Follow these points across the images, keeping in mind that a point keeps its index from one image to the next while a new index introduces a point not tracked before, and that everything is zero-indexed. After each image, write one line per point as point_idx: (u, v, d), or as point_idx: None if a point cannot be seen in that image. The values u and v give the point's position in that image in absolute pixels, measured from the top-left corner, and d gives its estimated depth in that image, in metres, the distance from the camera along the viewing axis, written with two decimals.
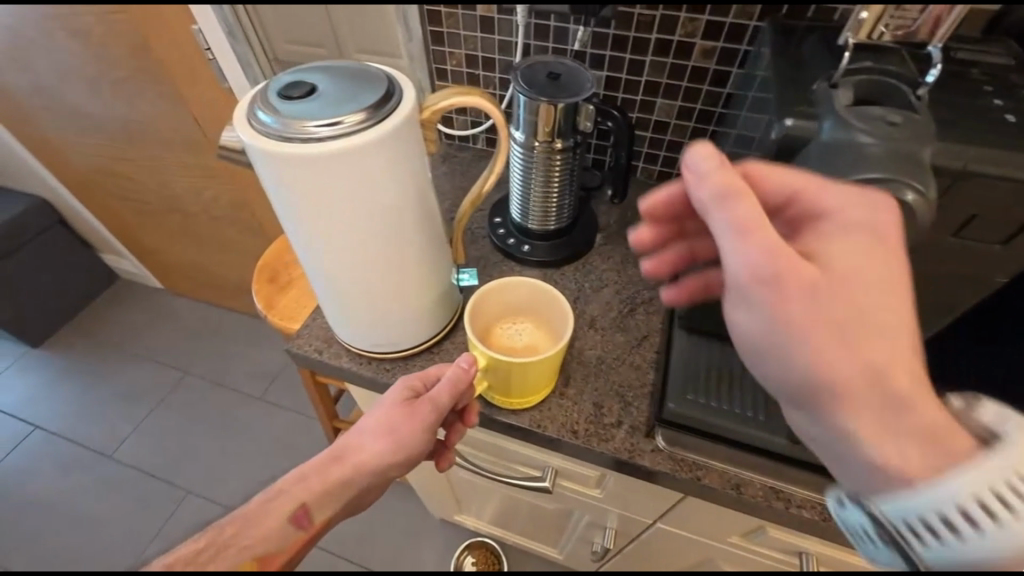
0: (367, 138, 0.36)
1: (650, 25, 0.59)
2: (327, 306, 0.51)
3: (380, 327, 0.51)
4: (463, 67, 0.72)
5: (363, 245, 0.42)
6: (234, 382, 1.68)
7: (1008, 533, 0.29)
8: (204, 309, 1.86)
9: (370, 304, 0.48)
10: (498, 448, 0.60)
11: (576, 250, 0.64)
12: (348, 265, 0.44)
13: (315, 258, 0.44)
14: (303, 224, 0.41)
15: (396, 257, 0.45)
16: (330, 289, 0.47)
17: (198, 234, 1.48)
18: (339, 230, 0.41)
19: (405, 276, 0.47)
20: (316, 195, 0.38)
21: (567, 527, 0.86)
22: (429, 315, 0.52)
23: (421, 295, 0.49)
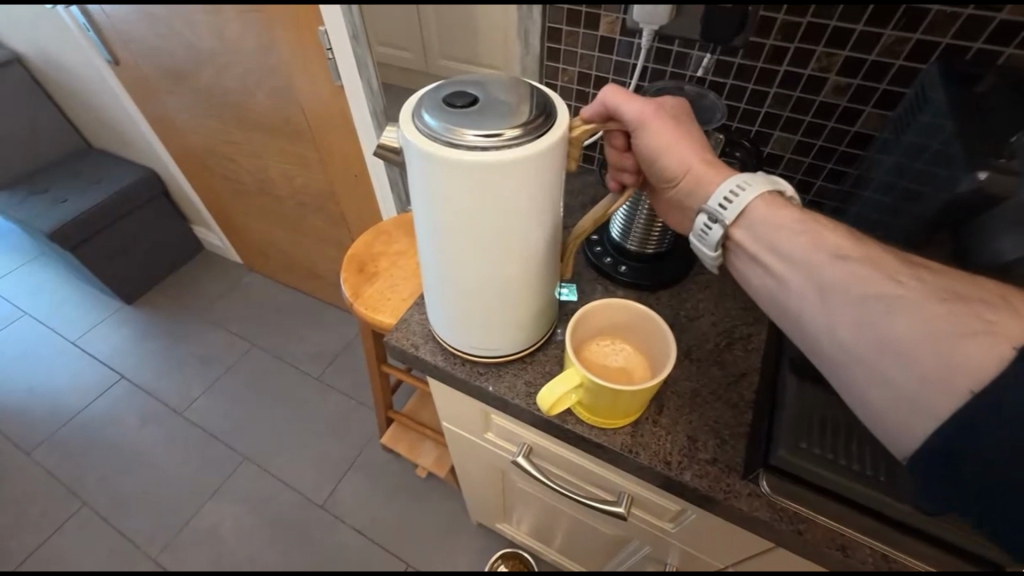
0: (522, 154, 0.37)
1: (781, 57, 0.59)
2: (432, 302, 0.53)
3: (479, 331, 0.52)
4: (574, 84, 0.74)
5: (487, 253, 0.43)
6: (295, 358, 1.76)
7: (751, 193, 0.43)
8: (275, 287, 1.97)
9: (477, 308, 0.49)
10: (576, 465, 0.59)
11: (673, 277, 0.63)
12: (467, 269, 0.45)
13: (436, 258, 0.46)
14: (436, 225, 0.43)
15: (514, 268, 0.46)
16: (442, 288, 0.49)
17: (283, 218, 1.57)
18: (469, 236, 0.42)
19: (518, 288, 0.47)
20: (459, 201, 0.39)
21: (616, 556, 0.84)
22: (530, 327, 0.53)
23: (525, 308, 0.50)
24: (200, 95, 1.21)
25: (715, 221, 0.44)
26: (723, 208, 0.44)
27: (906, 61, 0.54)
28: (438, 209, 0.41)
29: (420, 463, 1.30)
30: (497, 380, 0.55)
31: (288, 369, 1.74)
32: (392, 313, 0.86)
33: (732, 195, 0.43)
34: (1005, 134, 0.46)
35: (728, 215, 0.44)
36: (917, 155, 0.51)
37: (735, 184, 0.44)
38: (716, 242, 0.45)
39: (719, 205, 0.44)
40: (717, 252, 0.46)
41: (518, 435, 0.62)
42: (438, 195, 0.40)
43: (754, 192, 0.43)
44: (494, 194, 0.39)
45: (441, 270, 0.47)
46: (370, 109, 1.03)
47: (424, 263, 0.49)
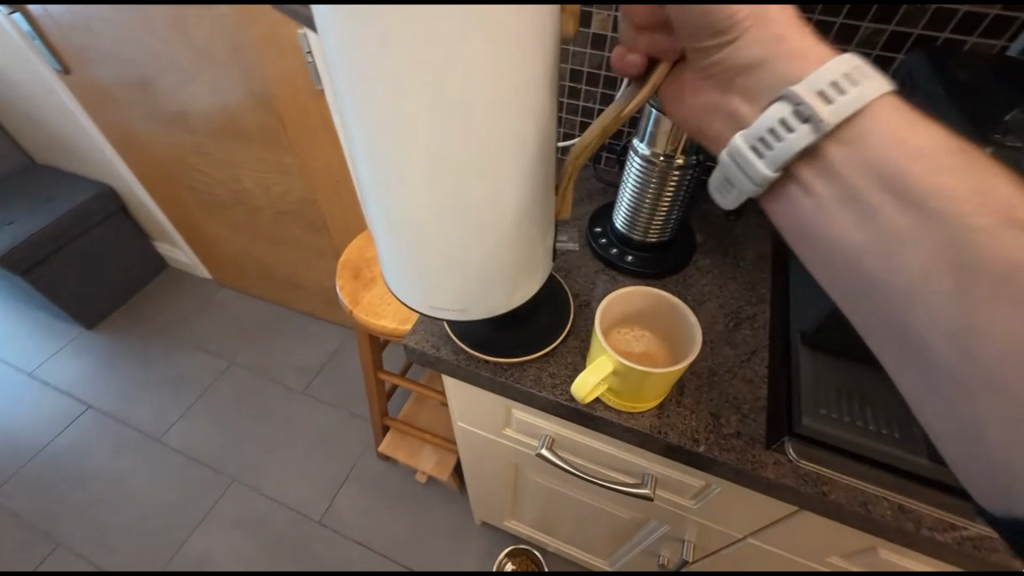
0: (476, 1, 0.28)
1: None
2: (377, 233, 0.44)
3: (437, 267, 0.43)
4: (565, 81, 0.76)
5: (435, 155, 0.34)
6: (277, 373, 1.71)
7: (860, 90, 0.34)
8: (250, 302, 1.90)
9: (431, 235, 0.40)
10: (600, 452, 0.61)
11: (677, 263, 0.66)
12: (411, 180, 0.36)
13: (372, 169, 0.37)
14: (364, 117, 0.33)
15: (476, 181, 0.36)
16: (387, 212, 0.40)
17: (258, 229, 1.52)
18: (409, 129, 0.33)
19: (481, 209, 0.38)
20: (391, 76, 0.30)
21: (629, 541, 0.86)
22: (502, 265, 0.44)
23: (496, 239, 0.41)
24: (164, 103, 1.16)
25: (798, 127, 0.35)
26: (821, 106, 0.34)
27: None
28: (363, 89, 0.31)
29: (420, 467, 1.28)
30: (521, 376, 0.56)
31: (271, 384, 1.68)
32: (393, 318, 0.85)
33: (836, 89, 0.34)
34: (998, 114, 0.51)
35: (823, 119, 0.35)
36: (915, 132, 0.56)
37: (843, 72, 0.34)
38: (781, 156, 0.37)
39: (816, 105, 0.34)
40: (772, 168, 0.38)
41: (541, 428, 0.63)
42: (361, 67, 0.30)
43: (863, 88, 0.34)
44: (437, 61, 0.29)
45: (381, 185, 0.38)
46: None
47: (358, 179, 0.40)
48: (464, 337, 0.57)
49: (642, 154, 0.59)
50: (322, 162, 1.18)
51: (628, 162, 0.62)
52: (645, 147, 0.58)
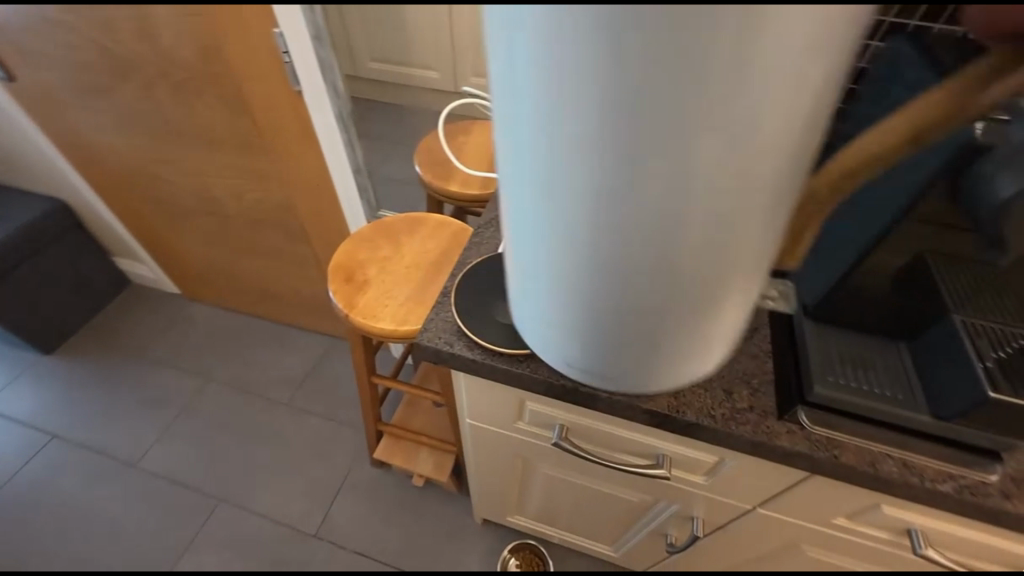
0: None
1: None
2: (519, 253, 0.40)
3: (589, 305, 0.37)
4: None
5: (617, 182, 0.28)
6: (259, 387, 1.65)
7: None
8: (223, 315, 1.83)
9: (590, 268, 0.34)
10: (614, 437, 0.62)
11: None
12: (580, 207, 0.31)
13: (531, 187, 0.32)
14: (536, 129, 0.28)
15: (662, 221, 0.29)
16: (541, 236, 0.35)
17: (230, 238, 1.46)
18: (587, 147, 0.27)
19: (659, 252, 0.31)
20: (583, 83, 0.25)
21: (638, 522, 0.88)
22: (671, 318, 0.37)
23: (671, 290, 0.34)
24: (125, 111, 1.10)
25: None
26: None
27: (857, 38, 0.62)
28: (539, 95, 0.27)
29: (418, 472, 1.27)
30: (538, 366, 0.56)
31: (253, 399, 1.62)
32: (391, 320, 0.84)
33: None
34: None
35: None
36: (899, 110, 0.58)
37: None
38: None
39: None
40: None
41: (554, 418, 0.64)
42: (545, 70, 0.25)
43: None
44: (654, 70, 0.23)
45: (537, 204, 0.33)
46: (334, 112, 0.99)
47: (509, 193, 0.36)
48: (478, 331, 0.57)
49: None
50: (299, 166, 1.13)
51: None
52: None
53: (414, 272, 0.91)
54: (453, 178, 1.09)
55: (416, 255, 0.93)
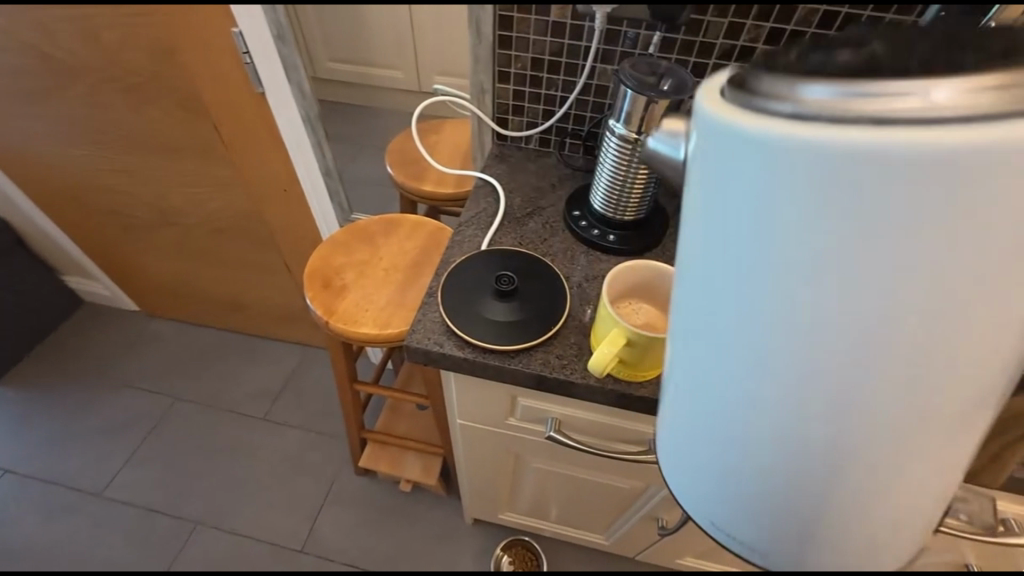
0: (968, 131, 0.25)
1: (718, 32, 0.63)
2: (702, 389, 0.38)
3: (807, 438, 0.34)
4: (527, 71, 0.76)
5: (864, 299, 0.28)
6: (233, 403, 1.58)
7: None
8: (188, 329, 1.74)
9: (820, 396, 0.32)
10: (606, 426, 0.63)
11: (655, 238, 0.69)
12: (813, 330, 0.30)
13: (742, 316, 0.32)
14: (768, 258, 0.29)
15: (909, 331, 0.29)
16: (751, 370, 0.34)
17: (193, 249, 1.39)
18: (837, 261, 0.28)
19: (903, 366, 0.30)
20: (839, 202, 0.26)
21: (630, 507, 0.90)
22: (901, 444, 0.34)
23: (908, 408, 0.32)
24: (70, 119, 1.03)
25: None
26: None
27: (817, 30, 0.60)
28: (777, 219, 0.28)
29: (406, 477, 1.25)
30: (529, 361, 0.56)
31: (227, 416, 1.55)
32: (374, 324, 0.82)
33: None
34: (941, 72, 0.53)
35: None
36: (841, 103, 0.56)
37: None
38: None
39: None
40: None
41: (547, 411, 0.64)
42: (791, 195, 0.27)
43: None
44: (869, 207, 0.26)
45: (750, 334, 0.32)
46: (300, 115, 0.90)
47: (700, 327, 0.36)
48: (468, 330, 0.57)
49: (618, 133, 0.61)
50: (265, 173, 1.09)
51: (604, 143, 0.64)
52: (620, 127, 0.61)
53: (394, 274, 0.89)
54: (427, 179, 1.09)
55: (394, 256, 0.92)
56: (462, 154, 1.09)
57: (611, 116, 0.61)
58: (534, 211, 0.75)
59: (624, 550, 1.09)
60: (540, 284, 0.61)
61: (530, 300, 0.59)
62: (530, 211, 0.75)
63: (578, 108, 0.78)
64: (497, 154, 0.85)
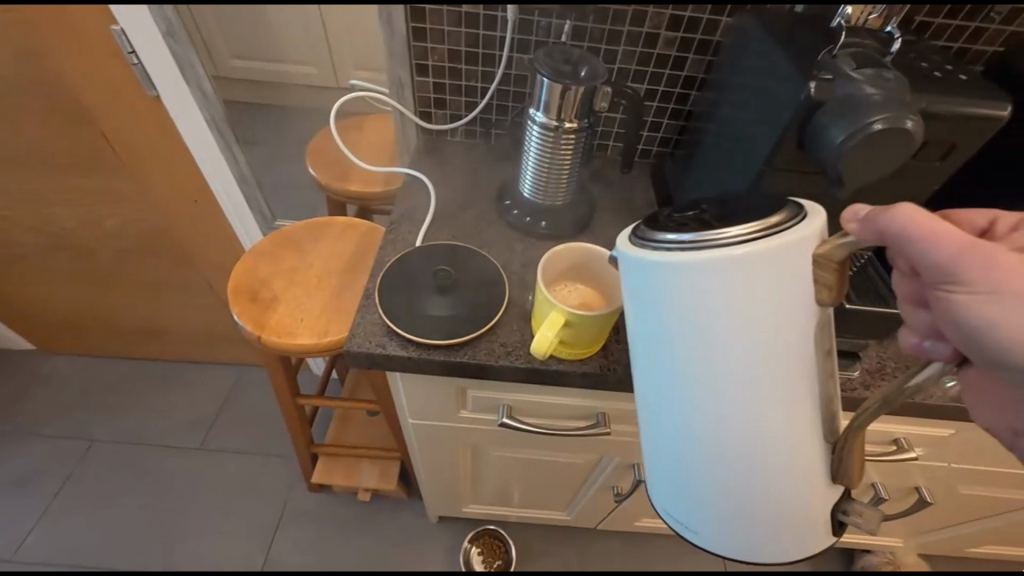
0: (769, 239, 0.37)
1: (623, 19, 0.66)
2: (655, 443, 0.47)
3: (737, 464, 0.43)
4: (445, 62, 0.75)
5: (732, 357, 0.39)
6: (162, 436, 1.45)
7: None
8: (98, 363, 1.57)
9: (738, 430, 0.41)
10: (555, 405, 0.65)
11: (583, 221, 0.72)
12: (716, 389, 0.40)
13: (672, 377, 0.42)
14: (659, 331, 0.41)
15: (779, 379, 0.39)
16: (687, 420, 0.42)
17: (92, 275, 1.25)
18: (725, 333, 0.38)
19: (787, 399, 0.40)
20: (714, 292, 0.38)
21: (586, 480, 0.94)
22: (802, 458, 0.43)
23: (800, 429, 0.41)
24: None
25: None
26: None
27: (711, 15, 0.64)
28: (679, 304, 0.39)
29: (364, 486, 1.22)
30: (475, 351, 0.56)
31: (157, 452, 1.43)
32: (311, 334, 0.79)
33: None
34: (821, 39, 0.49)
35: None
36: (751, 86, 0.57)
37: None
38: None
39: None
40: None
41: (497, 399, 0.65)
42: (684, 289, 0.39)
43: None
44: (711, 293, 0.38)
45: (679, 391, 0.42)
46: (204, 117, 0.85)
47: (647, 390, 0.45)
48: (410, 327, 0.56)
49: (540, 122, 0.62)
50: (169, 184, 1.00)
51: (527, 131, 0.65)
52: (541, 116, 0.62)
53: (326, 280, 0.86)
54: (353, 179, 1.06)
55: (326, 262, 0.88)
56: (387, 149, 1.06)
57: (532, 105, 0.62)
58: (465, 204, 0.76)
59: (585, 521, 1.14)
60: (479, 276, 0.61)
61: (471, 292, 0.59)
62: (461, 203, 0.76)
63: (500, 99, 0.79)
64: (424, 148, 0.85)
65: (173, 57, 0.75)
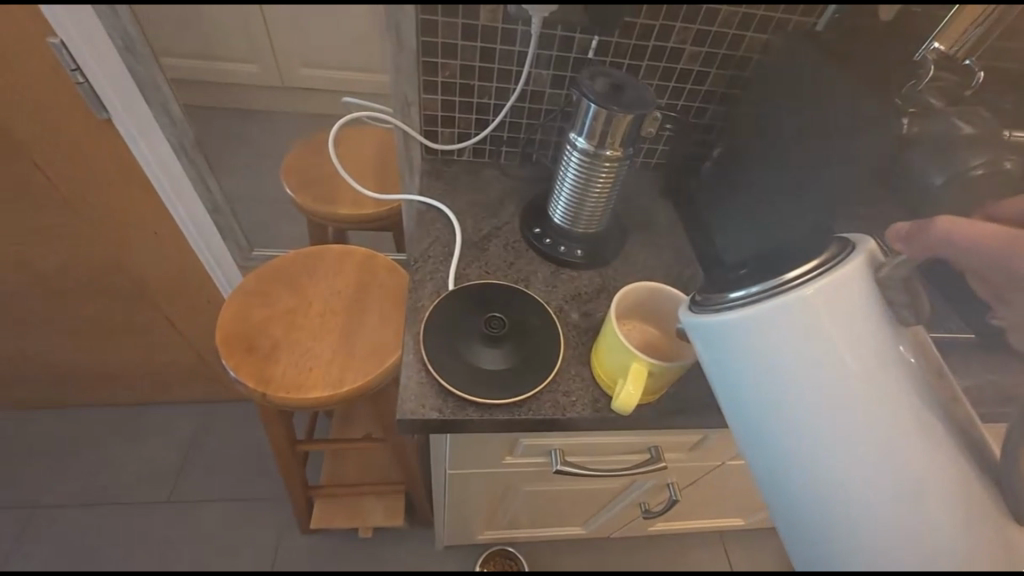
0: (830, 272, 0.39)
1: (648, 35, 0.62)
2: (788, 521, 0.40)
3: (920, 536, 0.35)
4: (457, 79, 0.67)
5: (838, 389, 0.37)
6: (123, 492, 1.29)
7: None
8: (31, 418, 1.37)
9: (893, 484, 0.35)
10: (610, 446, 0.63)
11: (617, 247, 0.69)
12: (832, 430, 0.37)
13: (781, 430, 0.39)
14: (749, 377, 0.40)
15: (892, 407, 0.37)
16: (828, 486, 0.37)
17: (21, 323, 1.07)
18: (829, 366, 0.37)
19: (920, 430, 0.37)
20: (800, 328, 0.38)
21: (612, 500, 0.93)
22: (975, 500, 0.36)
23: (952, 462, 0.37)
24: None
25: None
26: None
27: (737, 30, 0.62)
28: (764, 347, 0.40)
29: (368, 525, 1.14)
30: (540, 406, 0.53)
31: (118, 512, 1.26)
32: (323, 385, 0.71)
33: None
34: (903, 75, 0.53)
35: None
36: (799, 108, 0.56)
37: None
38: None
39: None
40: None
41: (549, 445, 0.62)
42: (766, 330, 0.39)
43: None
44: (793, 331, 0.38)
45: (799, 447, 0.38)
46: (168, 142, 0.75)
47: (760, 459, 0.41)
48: (468, 389, 0.52)
49: (581, 148, 0.58)
50: (120, 216, 0.86)
51: (565, 156, 0.61)
52: (583, 141, 0.58)
53: (332, 320, 0.78)
54: (341, 201, 0.97)
55: (326, 299, 0.80)
56: (374, 170, 0.98)
57: (573, 129, 0.58)
58: (490, 232, 0.70)
59: (602, 533, 1.12)
60: (529, 317, 0.58)
61: (524, 339, 0.56)
62: (484, 233, 0.70)
63: (513, 116, 0.72)
64: (430, 170, 0.77)
65: (131, 77, 0.66)
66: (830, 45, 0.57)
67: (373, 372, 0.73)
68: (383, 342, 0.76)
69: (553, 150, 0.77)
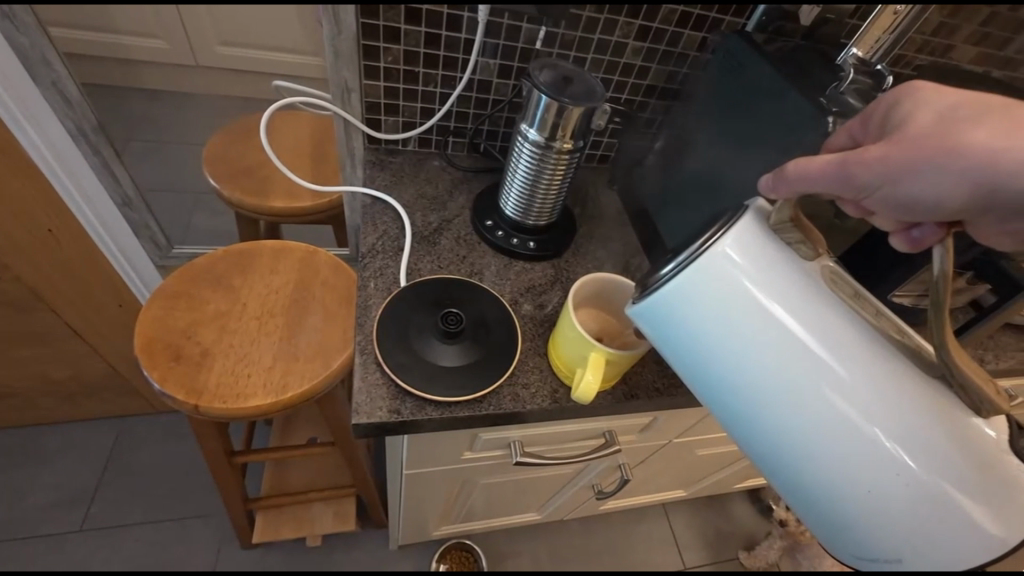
0: (736, 232, 0.41)
1: (594, 27, 0.63)
2: (788, 483, 0.41)
3: (906, 468, 0.35)
4: (401, 65, 0.64)
5: (784, 341, 0.38)
6: (23, 527, 1.13)
7: None
8: None
9: (868, 425, 0.36)
10: (568, 434, 0.64)
11: (568, 237, 0.70)
12: (789, 384, 0.38)
13: (748, 395, 0.40)
14: (705, 348, 0.42)
15: (841, 346, 0.37)
16: (795, 440, 0.39)
17: None
18: (758, 324, 0.39)
19: (881, 359, 0.37)
20: (722, 293, 0.40)
21: (567, 484, 0.95)
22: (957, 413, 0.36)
23: (906, 384, 0.36)
24: None
25: None
26: None
27: (676, 27, 0.64)
28: (708, 317, 0.41)
29: (315, 533, 1.08)
30: (500, 400, 0.53)
31: (19, 549, 1.10)
32: (265, 390, 0.66)
33: None
34: (820, 75, 0.56)
35: None
36: (741, 105, 0.59)
37: None
38: None
39: None
40: None
41: (509, 437, 0.62)
42: (698, 298, 0.41)
43: None
44: (726, 298, 0.40)
45: (761, 408, 0.40)
46: (63, 127, 0.68)
47: (745, 430, 0.42)
48: (426, 388, 0.51)
49: (534, 139, 0.58)
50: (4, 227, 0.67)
51: (518, 149, 0.61)
52: (535, 133, 0.58)
53: (269, 322, 0.72)
54: (273, 195, 0.89)
55: (262, 300, 0.74)
56: (308, 160, 0.92)
57: (525, 121, 0.58)
58: (440, 226, 0.68)
59: (554, 515, 1.15)
60: (487, 311, 0.58)
61: (481, 334, 0.56)
62: (435, 225, 0.68)
63: (461, 105, 0.71)
64: (373, 160, 0.74)
65: None
66: (763, 44, 0.60)
67: (320, 375, 0.69)
68: (330, 342, 0.71)
69: (501, 141, 0.76)
